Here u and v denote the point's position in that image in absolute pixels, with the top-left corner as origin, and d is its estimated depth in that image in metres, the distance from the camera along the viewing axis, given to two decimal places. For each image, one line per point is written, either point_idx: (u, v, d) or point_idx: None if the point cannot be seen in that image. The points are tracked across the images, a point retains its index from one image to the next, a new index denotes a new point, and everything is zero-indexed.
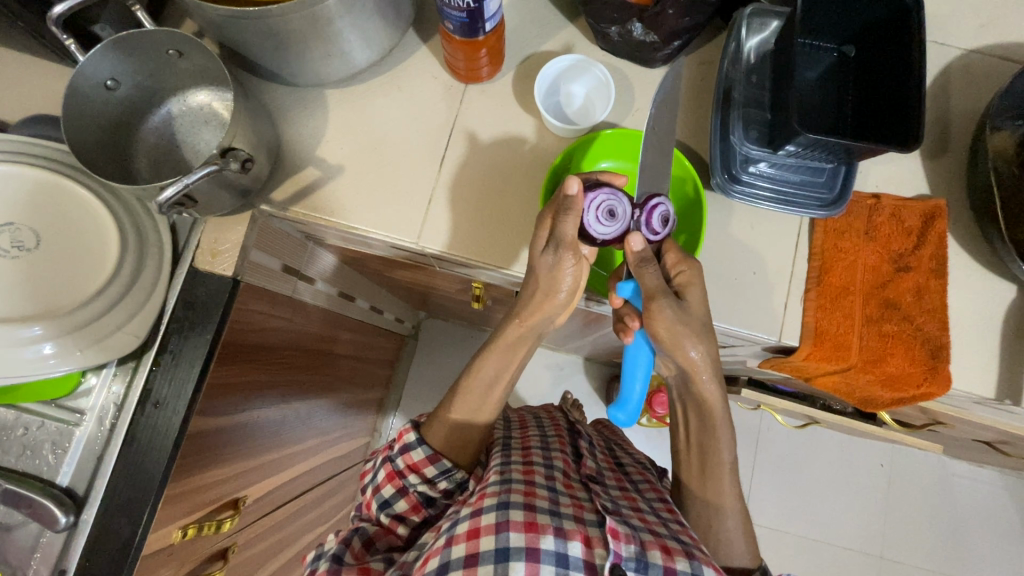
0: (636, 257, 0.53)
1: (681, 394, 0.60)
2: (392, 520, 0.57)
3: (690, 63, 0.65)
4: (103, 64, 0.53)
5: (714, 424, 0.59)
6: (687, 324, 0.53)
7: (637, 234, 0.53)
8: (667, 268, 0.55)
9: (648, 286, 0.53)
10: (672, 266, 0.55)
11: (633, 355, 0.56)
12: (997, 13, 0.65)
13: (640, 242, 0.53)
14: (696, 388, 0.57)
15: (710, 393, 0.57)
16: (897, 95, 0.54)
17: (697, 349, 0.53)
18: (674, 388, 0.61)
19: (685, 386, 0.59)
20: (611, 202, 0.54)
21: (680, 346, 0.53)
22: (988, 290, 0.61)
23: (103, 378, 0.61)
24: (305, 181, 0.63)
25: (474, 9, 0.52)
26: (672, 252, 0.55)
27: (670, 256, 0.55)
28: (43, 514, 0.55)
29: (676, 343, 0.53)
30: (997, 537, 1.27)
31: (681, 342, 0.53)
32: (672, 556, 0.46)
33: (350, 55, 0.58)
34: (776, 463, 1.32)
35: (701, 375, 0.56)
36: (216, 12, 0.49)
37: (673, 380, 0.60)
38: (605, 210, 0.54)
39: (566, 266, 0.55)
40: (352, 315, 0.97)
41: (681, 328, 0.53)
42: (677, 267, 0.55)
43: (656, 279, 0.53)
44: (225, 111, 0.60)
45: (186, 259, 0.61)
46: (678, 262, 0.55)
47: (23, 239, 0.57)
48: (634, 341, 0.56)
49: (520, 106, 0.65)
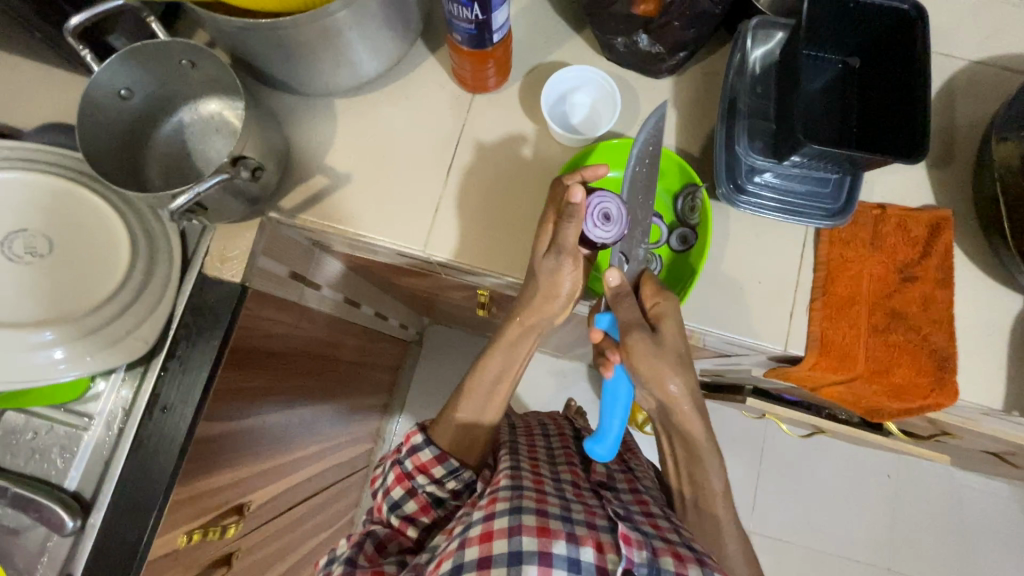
0: (612, 291, 0.55)
1: (663, 424, 0.60)
2: (402, 521, 0.57)
3: (695, 73, 0.65)
4: (118, 74, 0.54)
5: (705, 438, 0.59)
6: (663, 357, 0.53)
7: (614, 268, 0.54)
8: (645, 300, 0.56)
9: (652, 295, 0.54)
10: (650, 297, 0.55)
11: (612, 390, 0.55)
12: (1001, 25, 0.66)
13: (618, 278, 0.54)
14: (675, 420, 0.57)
15: (692, 425, 0.57)
16: (898, 108, 0.54)
17: (676, 384, 0.53)
18: (656, 421, 0.61)
19: (665, 416, 0.59)
20: (601, 204, 0.55)
21: (659, 381, 0.53)
22: (995, 300, 0.61)
23: (113, 383, 0.62)
24: (314, 189, 0.63)
25: (483, 21, 0.52)
26: (649, 285, 0.55)
27: (648, 288, 0.55)
28: (51, 517, 0.56)
29: (655, 377, 0.53)
30: (1007, 550, 1.26)
31: (660, 374, 0.53)
32: (684, 563, 0.46)
33: (359, 65, 0.59)
34: (781, 473, 1.31)
35: (682, 405, 0.55)
36: (229, 24, 0.50)
37: (654, 414, 0.60)
38: (601, 214, 0.55)
39: (564, 274, 0.56)
40: (357, 321, 0.97)
41: (659, 364, 0.53)
42: (654, 299, 0.55)
43: (631, 312, 0.54)
44: (235, 119, 0.61)
45: (195, 264, 0.62)
46: (655, 294, 0.55)
47: (37, 245, 0.58)
48: (612, 378, 0.55)
49: (527, 116, 0.65)
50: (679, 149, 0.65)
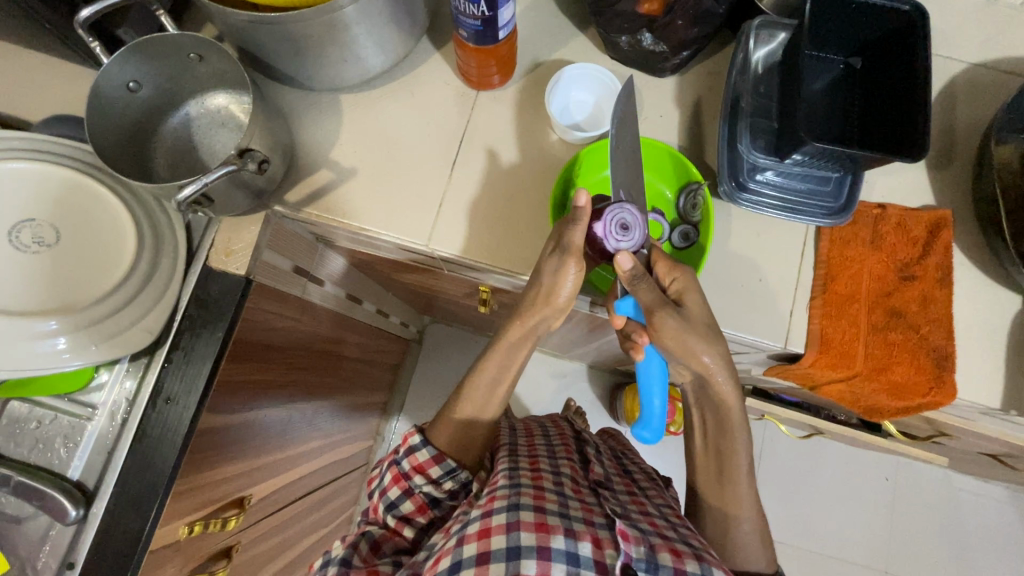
0: (625, 275, 0.53)
1: (697, 397, 0.60)
2: (398, 522, 0.58)
3: (698, 73, 0.66)
4: (126, 67, 0.54)
5: None
6: (693, 330, 0.52)
7: (625, 252, 0.52)
8: (661, 278, 0.55)
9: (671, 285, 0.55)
10: (666, 275, 0.55)
11: (645, 371, 0.55)
12: (1001, 29, 0.66)
13: (631, 260, 0.53)
14: (712, 391, 0.58)
15: (727, 394, 0.57)
16: (900, 108, 0.55)
17: (710, 354, 0.53)
18: (690, 394, 0.61)
19: (701, 389, 0.59)
20: (625, 213, 0.55)
21: (692, 353, 0.53)
22: (993, 300, 0.62)
23: (116, 374, 0.62)
24: (318, 183, 0.64)
25: (489, 17, 0.53)
26: (661, 261, 0.55)
27: (661, 265, 0.55)
28: (54, 506, 0.56)
29: (683, 350, 0.53)
30: (1004, 554, 1.26)
31: (689, 347, 0.52)
32: (681, 558, 0.47)
33: (365, 61, 0.60)
34: (780, 474, 1.31)
35: (716, 376, 0.55)
36: (238, 17, 0.50)
37: (689, 385, 0.60)
38: (619, 224, 0.55)
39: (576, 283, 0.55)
40: (359, 318, 0.98)
41: (688, 335, 0.52)
42: (670, 275, 0.55)
43: (650, 292, 0.52)
44: (242, 113, 0.62)
45: (200, 258, 0.62)
46: (670, 270, 0.55)
47: (44, 235, 0.59)
48: (646, 358, 0.55)
49: (531, 113, 0.66)
50: (682, 147, 0.65)
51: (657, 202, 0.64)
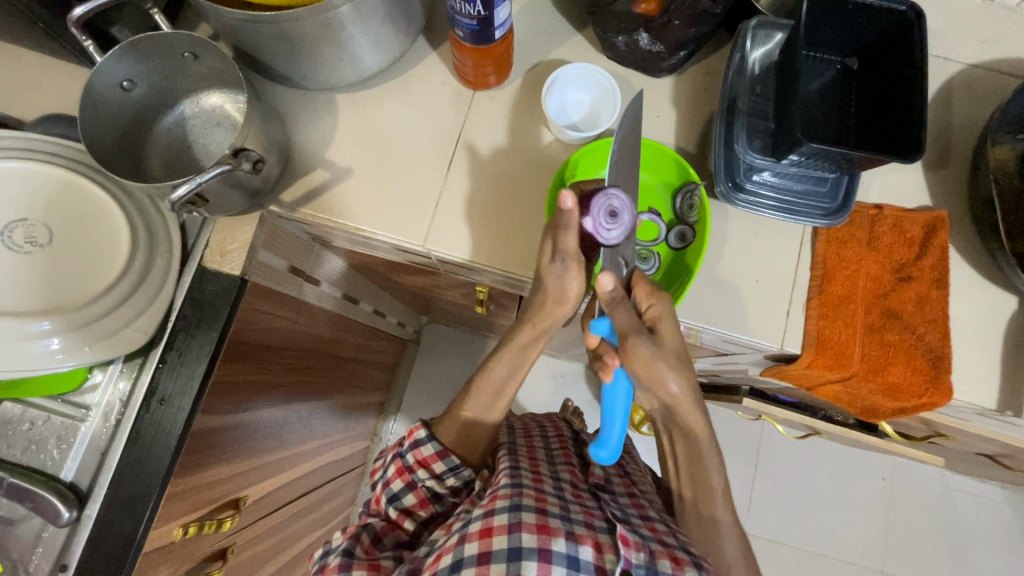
0: (607, 298, 0.51)
1: (665, 422, 0.61)
2: (400, 514, 0.58)
3: (695, 73, 0.66)
4: (120, 65, 0.54)
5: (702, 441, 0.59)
6: (664, 357, 0.53)
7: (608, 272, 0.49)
8: (638, 301, 0.54)
9: (649, 312, 0.53)
10: (644, 299, 0.53)
11: (610, 392, 0.53)
12: (997, 29, 0.66)
13: (613, 283, 0.49)
14: (679, 418, 0.58)
15: (695, 420, 0.58)
16: (896, 108, 0.55)
17: (676, 381, 0.54)
18: (658, 419, 0.62)
19: (668, 415, 0.59)
20: (613, 200, 0.52)
21: (659, 380, 0.53)
22: (989, 301, 0.62)
23: (110, 375, 0.62)
24: (313, 183, 0.63)
25: (485, 17, 0.53)
26: (641, 286, 0.53)
27: (641, 290, 0.53)
28: (46, 507, 0.56)
29: (653, 376, 0.53)
30: (1000, 554, 1.27)
31: (659, 375, 0.53)
32: (681, 566, 0.47)
33: (361, 60, 0.59)
34: (776, 474, 1.31)
35: (684, 404, 0.56)
36: (232, 16, 0.50)
37: (656, 412, 0.61)
38: (607, 212, 0.52)
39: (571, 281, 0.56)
40: (356, 318, 0.97)
41: (659, 363, 0.52)
42: (648, 301, 0.53)
43: (627, 318, 0.51)
44: (237, 113, 0.61)
45: (195, 258, 0.62)
46: (648, 295, 0.53)
47: (37, 235, 0.58)
48: (613, 381, 0.53)
49: (527, 113, 0.66)
50: (679, 147, 0.65)
51: (652, 200, 0.64)
